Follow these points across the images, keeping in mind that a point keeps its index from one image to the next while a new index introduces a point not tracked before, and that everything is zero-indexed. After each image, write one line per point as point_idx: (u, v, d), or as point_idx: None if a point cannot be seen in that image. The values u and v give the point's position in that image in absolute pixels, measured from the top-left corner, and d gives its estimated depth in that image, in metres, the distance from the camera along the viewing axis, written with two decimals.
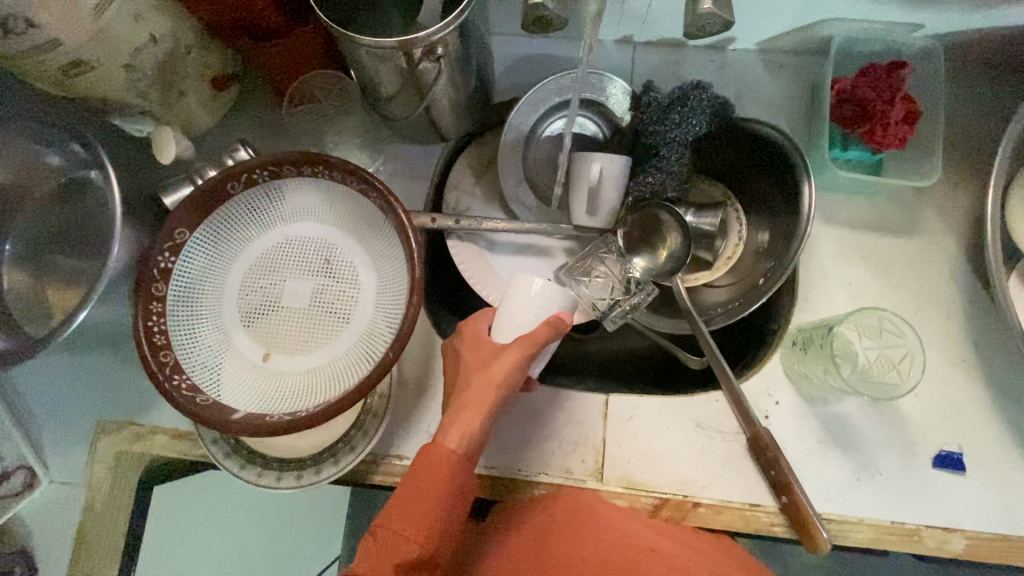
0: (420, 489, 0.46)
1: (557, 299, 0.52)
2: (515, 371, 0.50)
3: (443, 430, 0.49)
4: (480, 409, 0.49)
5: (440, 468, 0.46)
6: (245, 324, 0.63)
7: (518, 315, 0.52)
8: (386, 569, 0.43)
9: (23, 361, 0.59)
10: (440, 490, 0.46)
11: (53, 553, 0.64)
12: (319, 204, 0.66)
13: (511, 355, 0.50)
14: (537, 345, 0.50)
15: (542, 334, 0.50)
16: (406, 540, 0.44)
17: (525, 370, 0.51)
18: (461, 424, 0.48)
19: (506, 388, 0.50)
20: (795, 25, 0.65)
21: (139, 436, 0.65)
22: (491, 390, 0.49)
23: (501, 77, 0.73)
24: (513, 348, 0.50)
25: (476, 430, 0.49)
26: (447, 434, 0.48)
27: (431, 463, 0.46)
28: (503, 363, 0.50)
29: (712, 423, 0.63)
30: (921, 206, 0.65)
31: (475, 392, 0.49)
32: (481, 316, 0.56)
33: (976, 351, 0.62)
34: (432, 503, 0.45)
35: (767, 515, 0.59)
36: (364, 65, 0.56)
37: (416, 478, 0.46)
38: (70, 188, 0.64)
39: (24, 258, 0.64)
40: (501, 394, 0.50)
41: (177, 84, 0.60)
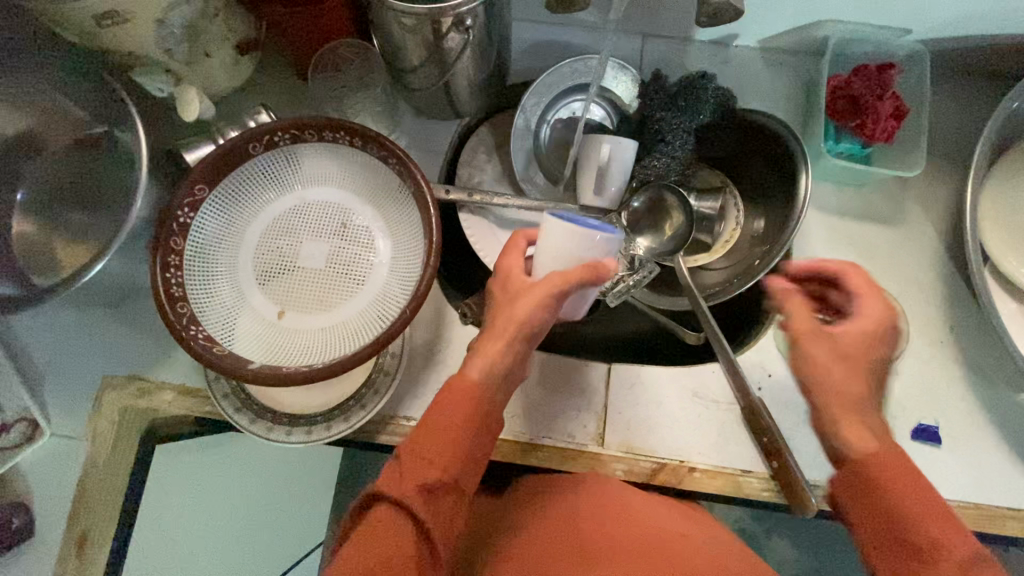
0: (443, 416, 0.47)
1: (597, 245, 0.53)
2: (542, 305, 0.50)
3: (468, 359, 0.50)
4: (502, 341, 0.50)
5: (462, 396, 0.48)
6: (260, 283, 0.64)
7: (556, 256, 0.53)
8: (410, 489, 0.44)
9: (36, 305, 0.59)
10: (462, 419, 0.47)
11: (52, 505, 0.64)
12: (336, 171, 0.67)
13: (541, 291, 0.51)
14: (570, 282, 0.50)
15: (575, 271, 0.51)
16: (429, 462, 0.46)
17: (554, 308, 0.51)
18: (483, 360, 0.49)
19: (532, 324, 0.50)
20: (795, 24, 0.70)
21: (146, 391, 0.65)
22: (518, 323, 0.50)
23: (515, 60, 0.76)
24: (545, 281, 0.51)
25: (501, 363, 0.50)
26: (472, 365, 0.50)
27: (455, 389, 0.48)
28: (533, 298, 0.50)
29: (708, 393, 0.66)
30: (905, 197, 0.70)
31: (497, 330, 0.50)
32: (513, 250, 0.56)
33: (952, 331, 0.67)
34: (453, 427, 0.47)
35: (757, 480, 0.63)
36: (392, 34, 0.59)
37: (440, 403, 0.48)
38: (87, 142, 0.65)
39: (36, 207, 0.65)
40: (531, 328, 0.50)
41: (205, 45, 0.62)
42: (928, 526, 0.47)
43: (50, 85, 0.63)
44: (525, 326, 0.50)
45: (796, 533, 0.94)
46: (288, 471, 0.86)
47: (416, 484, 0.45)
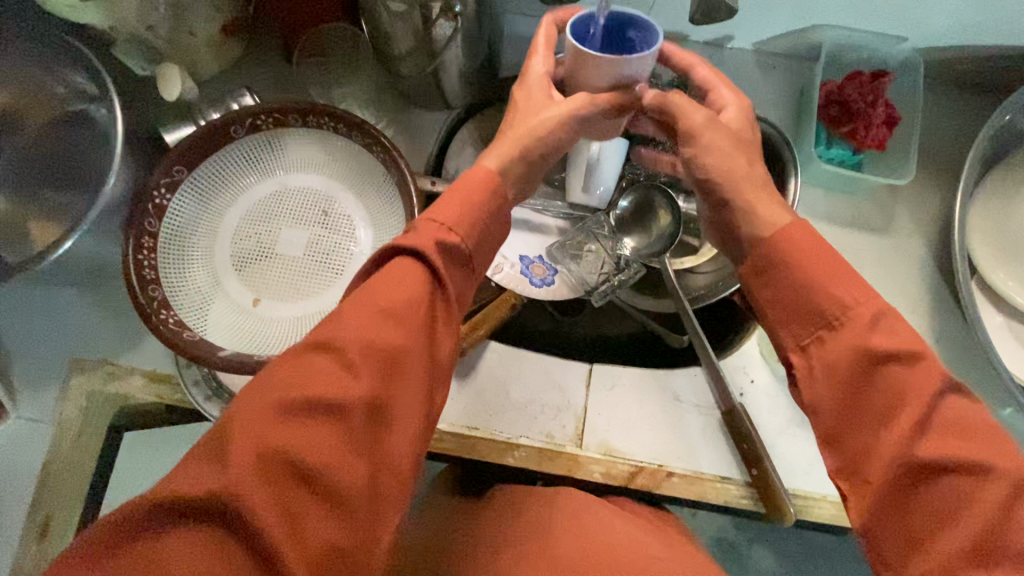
0: (349, 328, 0.37)
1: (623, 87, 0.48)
2: (463, 211, 0.42)
3: (402, 264, 0.40)
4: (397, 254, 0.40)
5: (378, 303, 0.38)
6: (236, 268, 0.63)
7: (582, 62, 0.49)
8: (267, 413, 0.34)
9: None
10: (367, 337, 0.37)
11: (13, 489, 0.62)
12: (319, 157, 0.66)
13: (455, 194, 0.43)
14: (485, 187, 0.44)
15: (485, 171, 0.45)
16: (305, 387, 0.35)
17: (484, 213, 0.43)
18: (379, 278, 0.39)
19: (447, 231, 0.41)
20: (792, 27, 0.69)
21: (115, 375, 0.64)
22: (427, 231, 0.41)
23: (508, 53, 0.74)
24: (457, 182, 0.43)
25: (401, 277, 0.39)
26: (401, 271, 0.39)
27: (373, 295, 0.38)
28: (445, 201, 0.43)
29: (690, 398, 0.65)
30: (895, 206, 0.69)
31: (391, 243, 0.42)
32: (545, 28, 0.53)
33: (938, 343, 0.66)
34: (352, 345, 0.37)
35: (736, 488, 0.62)
36: (381, 18, 0.58)
37: (352, 310, 0.38)
38: (64, 118, 0.63)
39: (9, 182, 0.63)
40: (443, 235, 0.41)
41: (189, 23, 0.60)
42: (917, 450, 0.36)
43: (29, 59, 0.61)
44: (434, 232, 0.41)
45: (775, 543, 0.93)
46: None
47: (251, 416, 0.34)
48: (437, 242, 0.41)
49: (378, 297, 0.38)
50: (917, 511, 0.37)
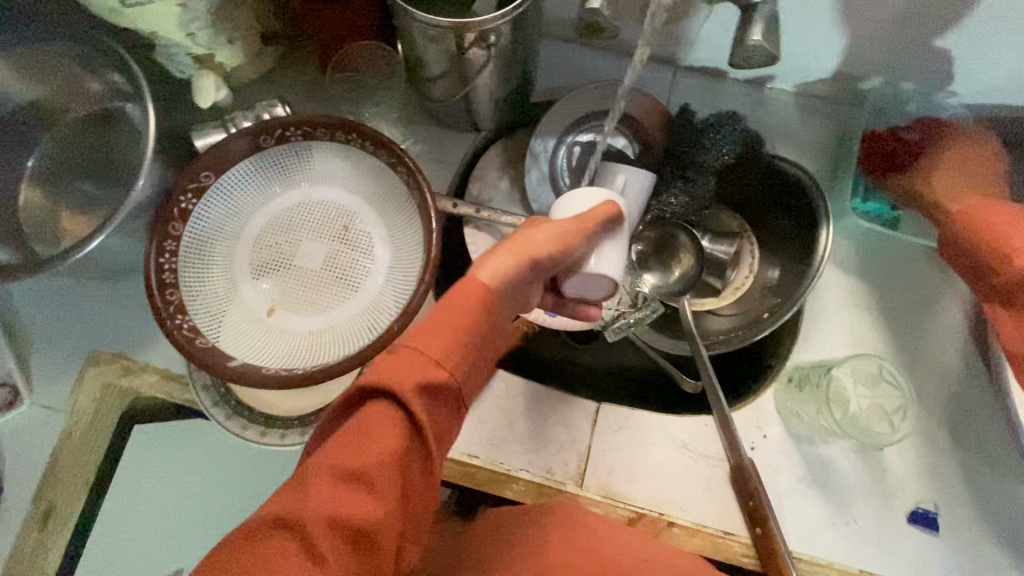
0: (313, 497, 0.35)
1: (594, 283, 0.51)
2: (448, 342, 0.37)
3: (374, 417, 0.36)
4: (370, 398, 0.37)
5: (346, 466, 0.35)
6: (254, 277, 0.63)
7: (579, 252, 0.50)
8: None
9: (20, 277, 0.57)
10: (329, 511, 0.34)
11: (22, 474, 0.64)
12: (343, 172, 0.66)
13: (442, 321, 0.37)
14: (475, 304, 0.38)
15: (477, 288, 0.39)
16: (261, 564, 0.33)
17: (473, 340, 0.38)
18: (350, 429, 0.36)
19: (432, 367, 0.37)
20: (836, 72, 0.67)
21: (129, 370, 0.65)
22: (405, 366, 0.36)
23: (542, 78, 0.73)
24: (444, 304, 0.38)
25: (373, 432, 0.36)
26: (374, 424, 0.36)
27: (342, 452, 0.36)
28: (428, 330, 0.37)
29: (698, 446, 0.63)
30: (932, 265, 0.66)
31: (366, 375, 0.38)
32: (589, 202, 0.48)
33: (966, 414, 0.63)
34: (314, 516, 0.34)
35: (738, 545, 0.60)
36: (415, 42, 0.58)
37: (321, 471, 0.35)
38: (103, 117, 0.65)
39: (45, 176, 0.65)
40: (425, 372, 0.36)
41: (228, 33, 0.61)
42: None
43: (62, 51, 0.60)
44: (413, 371, 0.36)
45: None
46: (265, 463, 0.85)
47: None
48: (416, 381, 0.36)
49: (345, 460, 0.35)
50: None
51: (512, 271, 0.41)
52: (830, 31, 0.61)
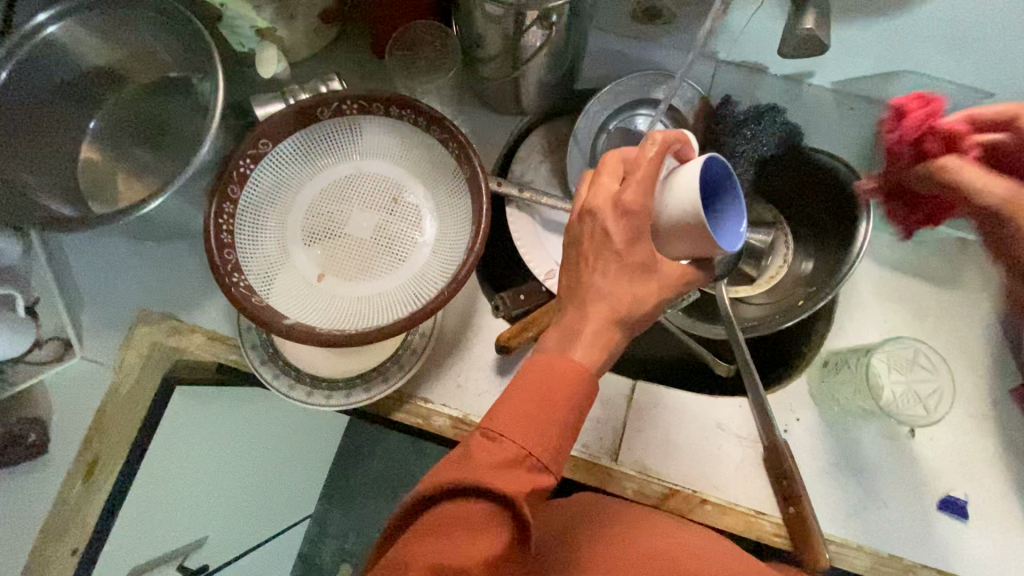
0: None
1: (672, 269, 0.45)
2: (537, 427, 0.40)
3: (483, 508, 0.38)
4: (460, 497, 0.38)
5: (450, 556, 0.36)
6: (305, 244, 0.65)
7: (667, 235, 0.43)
8: None
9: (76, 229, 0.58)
10: None
11: (69, 426, 0.65)
12: (395, 148, 0.68)
13: (530, 397, 0.41)
14: (566, 384, 0.41)
15: (567, 368, 0.41)
16: None
17: (560, 427, 0.41)
18: (441, 526, 0.38)
19: (524, 455, 0.40)
20: (876, 69, 0.69)
21: (177, 330, 0.67)
22: (496, 456, 0.39)
23: (586, 67, 0.76)
24: (533, 382, 0.41)
25: (472, 533, 0.37)
26: (481, 516, 0.37)
27: (449, 539, 0.37)
28: (517, 414, 0.40)
29: (732, 427, 0.64)
30: (964, 261, 0.68)
31: (455, 465, 0.40)
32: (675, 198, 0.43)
33: (997, 407, 0.64)
34: None
35: (769, 525, 0.61)
36: (474, 20, 0.60)
37: (427, 552, 0.37)
38: (167, 85, 0.68)
39: (104, 138, 0.67)
40: (516, 460, 0.40)
41: (292, 8, 0.63)
42: None
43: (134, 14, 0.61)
44: (505, 460, 0.39)
45: None
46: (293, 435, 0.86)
47: None
48: (508, 470, 0.39)
49: (444, 565, 0.36)
50: None
51: (603, 343, 0.42)
52: (873, 29, 0.63)
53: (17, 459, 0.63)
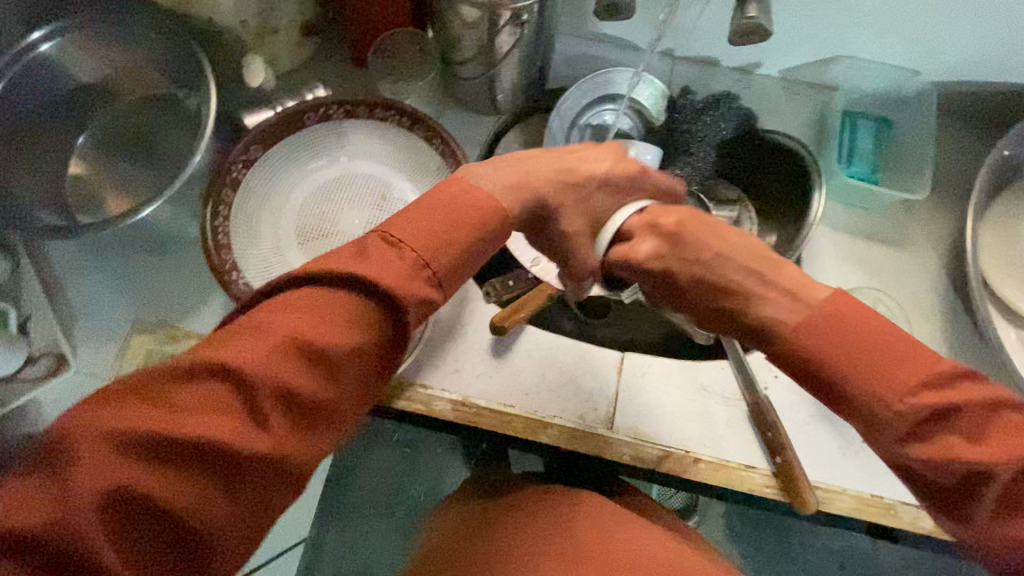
0: (286, 343, 0.36)
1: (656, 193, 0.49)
2: (440, 243, 0.41)
3: (360, 283, 0.39)
4: (348, 278, 0.39)
5: (323, 328, 0.37)
6: (299, 242, 0.67)
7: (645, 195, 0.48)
8: (159, 412, 0.33)
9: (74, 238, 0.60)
10: (291, 368, 0.36)
11: None
12: (379, 147, 0.71)
13: (439, 211, 0.42)
14: (472, 215, 0.43)
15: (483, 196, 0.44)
16: (216, 395, 0.34)
17: (461, 256, 0.42)
18: (321, 302, 0.38)
19: (420, 263, 0.41)
20: (815, 56, 0.76)
21: (173, 337, 0.66)
22: (395, 257, 0.40)
23: (556, 68, 0.81)
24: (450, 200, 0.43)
25: (347, 320, 0.38)
26: (355, 301, 0.39)
27: (325, 310, 0.38)
28: (426, 223, 0.42)
29: (717, 389, 0.68)
30: (910, 223, 0.74)
31: (348, 256, 0.40)
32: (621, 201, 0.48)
33: (952, 350, 0.69)
34: (276, 370, 0.36)
35: (760, 477, 0.64)
36: (450, 25, 0.65)
37: (298, 322, 0.37)
38: (153, 100, 0.70)
39: (92, 152, 0.68)
40: (411, 268, 0.40)
41: (276, 21, 0.67)
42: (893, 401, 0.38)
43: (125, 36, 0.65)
44: (404, 265, 0.40)
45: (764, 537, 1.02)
46: None
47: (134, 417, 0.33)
48: (401, 275, 0.40)
49: (311, 329, 0.37)
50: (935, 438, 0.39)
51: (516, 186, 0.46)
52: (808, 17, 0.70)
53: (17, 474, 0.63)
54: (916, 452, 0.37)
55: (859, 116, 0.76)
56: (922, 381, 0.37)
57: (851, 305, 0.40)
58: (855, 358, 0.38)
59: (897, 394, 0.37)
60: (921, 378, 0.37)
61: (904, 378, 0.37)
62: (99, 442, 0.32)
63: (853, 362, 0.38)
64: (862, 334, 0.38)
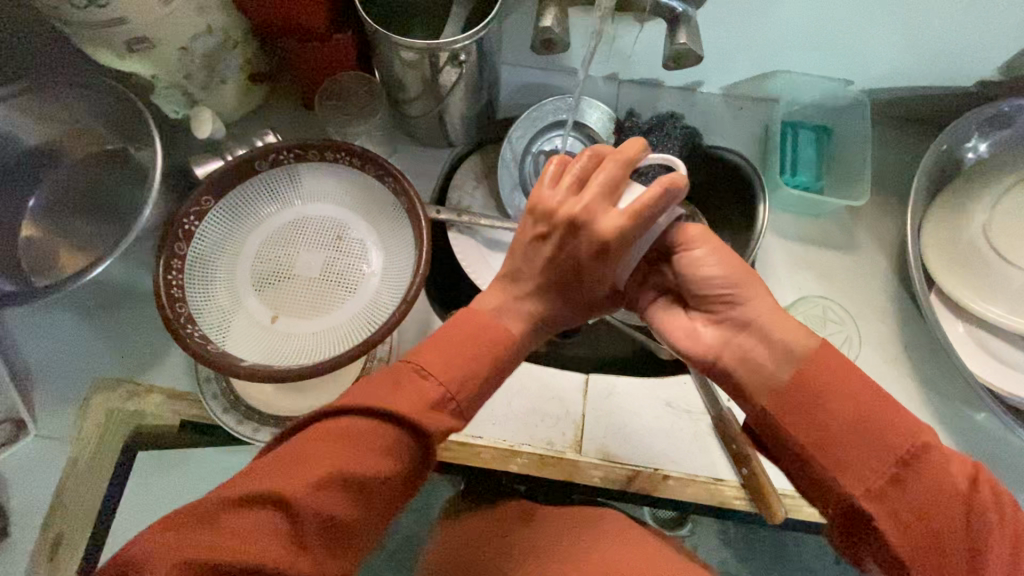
0: (326, 469, 0.39)
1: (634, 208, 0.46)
2: (473, 381, 0.43)
3: (391, 409, 0.41)
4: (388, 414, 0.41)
5: (358, 453, 0.40)
6: (257, 289, 0.67)
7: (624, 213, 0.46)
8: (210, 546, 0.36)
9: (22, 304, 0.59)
10: (330, 495, 0.39)
11: (28, 507, 0.64)
12: (334, 189, 0.72)
13: (462, 338, 0.44)
14: (503, 349, 0.45)
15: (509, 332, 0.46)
16: (265, 526, 0.37)
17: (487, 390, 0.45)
18: (361, 438, 0.40)
19: (444, 392, 0.43)
20: (753, 73, 0.79)
21: (136, 393, 0.67)
22: (427, 393, 0.42)
23: (505, 98, 0.83)
24: (483, 330, 0.45)
25: (380, 448, 0.40)
26: (387, 426, 0.41)
27: (362, 438, 0.40)
28: (461, 360, 0.43)
29: (681, 404, 0.69)
30: (857, 228, 0.76)
31: (382, 387, 0.42)
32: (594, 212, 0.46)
33: (905, 348, 0.71)
34: (318, 497, 0.38)
35: (729, 489, 0.65)
36: (393, 67, 0.66)
37: (335, 450, 0.40)
38: (102, 157, 0.70)
39: (42, 213, 0.68)
40: (436, 399, 0.42)
41: (221, 73, 0.68)
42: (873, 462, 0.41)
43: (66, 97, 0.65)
44: (438, 405, 0.42)
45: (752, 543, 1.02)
46: None
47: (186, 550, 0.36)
48: (439, 418, 0.42)
49: (345, 462, 0.39)
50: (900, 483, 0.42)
51: (546, 290, 0.46)
52: (741, 38, 0.73)
53: None
54: (900, 511, 0.40)
55: (800, 126, 0.78)
56: (902, 452, 0.40)
57: (836, 364, 0.43)
58: (841, 419, 0.42)
59: (880, 463, 0.41)
60: (899, 446, 0.41)
61: (885, 449, 0.41)
62: (174, 571, 0.35)
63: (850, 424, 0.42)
64: (847, 389, 0.42)
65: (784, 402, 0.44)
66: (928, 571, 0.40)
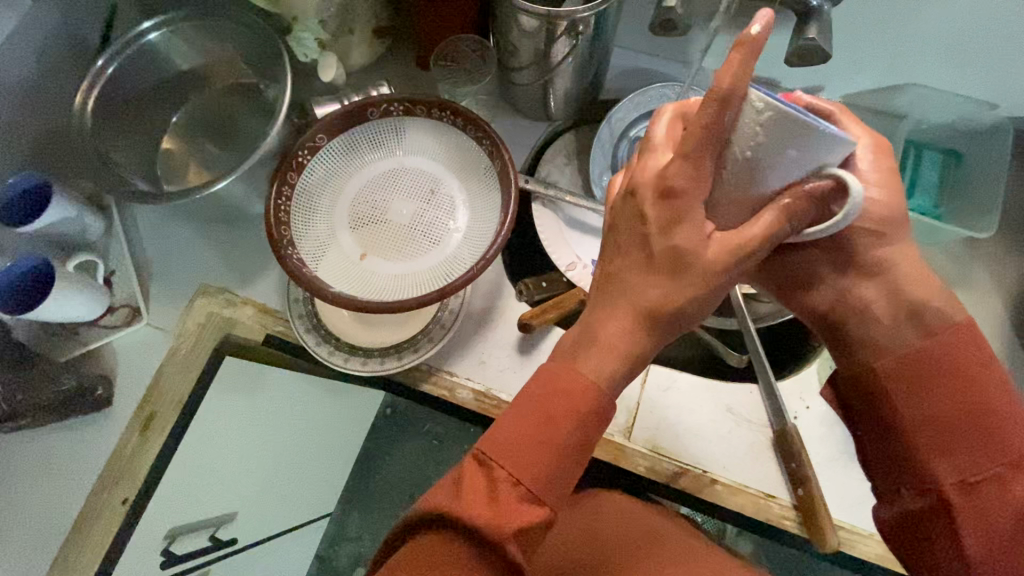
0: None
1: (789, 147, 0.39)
2: (545, 464, 0.41)
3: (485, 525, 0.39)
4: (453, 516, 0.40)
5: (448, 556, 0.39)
6: (351, 227, 0.72)
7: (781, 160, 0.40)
8: None
9: (153, 204, 0.65)
10: None
11: (131, 385, 0.72)
12: (433, 145, 0.75)
13: (538, 410, 0.42)
14: (584, 404, 0.41)
15: (584, 382, 0.42)
16: None
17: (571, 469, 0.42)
18: (425, 551, 0.40)
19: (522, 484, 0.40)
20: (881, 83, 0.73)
21: (232, 303, 0.74)
22: (507, 486, 0.40)
23: (611, 80, 0.82)
24: (556, 400, 0.42)
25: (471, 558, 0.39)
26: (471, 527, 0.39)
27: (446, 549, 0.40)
28: (529, 449, 0.41)
29: (742, 412, 0.67)
30: (973, 263, 0.70)
31: (448, 491, 0.41)
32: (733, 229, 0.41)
33: None
34: None
35: (779, 508, 0.62)
36: (511, 34, 0.68)
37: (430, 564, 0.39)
38: (238, 88, 0.78)
39: (181, 130, 0.77)
40: (526, 496, 0.41)
41: (351, 22, 0.73)
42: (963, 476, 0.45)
43: (218, 27, 0.73)
44: (521, 510, 0.40)
45: None
46: (327, 416, 0.91)
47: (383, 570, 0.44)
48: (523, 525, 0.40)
49: None
50: (958, 454, 0.45)
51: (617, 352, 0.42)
52: (881, 41, 0.68)
53: (87, 410, 0.71)
54: (985, 502, 0.44)
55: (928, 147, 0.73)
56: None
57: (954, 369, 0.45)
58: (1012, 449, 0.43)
59: (938, 477, 0.45)
60: (984, 464, 0.44)
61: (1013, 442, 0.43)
62: None
63: (924, 424, 0.46)
64: (933, 397, 0.45)
65: (951, 417, 0.45)
66: (929, 454, 0.46)
